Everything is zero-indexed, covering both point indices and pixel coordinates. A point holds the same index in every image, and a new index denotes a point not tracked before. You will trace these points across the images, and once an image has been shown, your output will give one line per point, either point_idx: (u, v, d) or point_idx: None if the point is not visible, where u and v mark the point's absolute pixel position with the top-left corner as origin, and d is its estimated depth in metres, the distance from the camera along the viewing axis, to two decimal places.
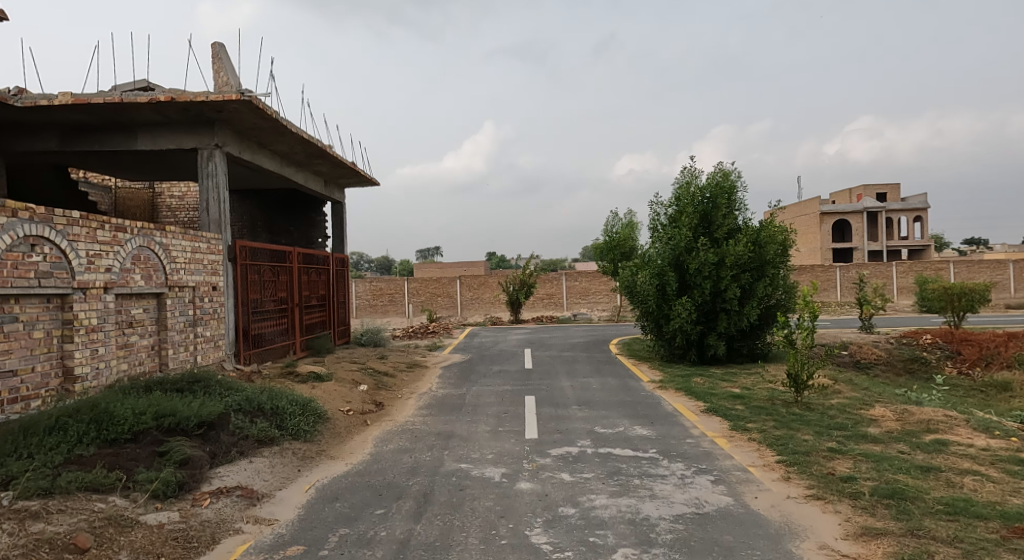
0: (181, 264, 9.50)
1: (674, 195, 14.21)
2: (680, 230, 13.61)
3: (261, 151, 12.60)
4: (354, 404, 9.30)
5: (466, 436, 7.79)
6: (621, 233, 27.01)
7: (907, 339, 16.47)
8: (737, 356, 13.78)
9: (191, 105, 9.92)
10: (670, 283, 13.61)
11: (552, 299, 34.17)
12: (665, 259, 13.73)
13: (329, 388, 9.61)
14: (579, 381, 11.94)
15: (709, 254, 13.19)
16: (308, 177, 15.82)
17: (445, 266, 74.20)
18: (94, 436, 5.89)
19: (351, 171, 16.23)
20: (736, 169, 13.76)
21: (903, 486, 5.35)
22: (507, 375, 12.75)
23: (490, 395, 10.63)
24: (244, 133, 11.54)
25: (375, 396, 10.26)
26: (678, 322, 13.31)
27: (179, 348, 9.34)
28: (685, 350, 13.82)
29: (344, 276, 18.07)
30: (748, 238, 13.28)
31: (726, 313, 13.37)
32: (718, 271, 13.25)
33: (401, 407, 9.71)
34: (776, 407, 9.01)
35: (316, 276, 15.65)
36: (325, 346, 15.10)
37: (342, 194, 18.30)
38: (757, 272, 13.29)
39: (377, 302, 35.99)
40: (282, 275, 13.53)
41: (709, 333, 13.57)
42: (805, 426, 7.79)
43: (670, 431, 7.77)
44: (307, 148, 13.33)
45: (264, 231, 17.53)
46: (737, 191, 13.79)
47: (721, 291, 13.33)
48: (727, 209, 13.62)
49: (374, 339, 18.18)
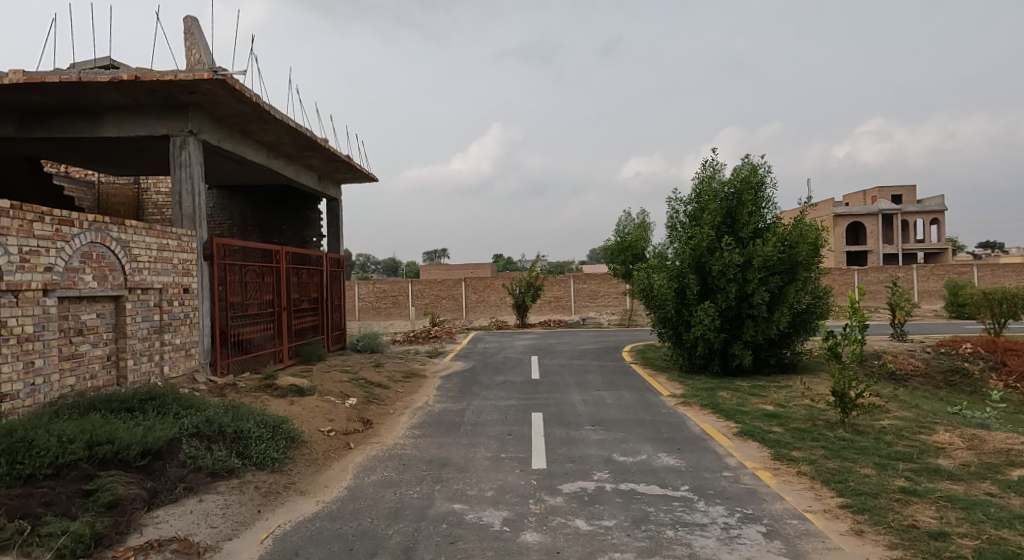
0: (145, 264, 8.43)
1: (694, 191, 13.09)
2: (702, 229, 12.47)
3: (245, 140, 11.53)
4: (338, 423, 8.22)
5: (463, 465, 6.67)
6: (632, 234, 25.88)
7: (945, 348, 15.31)
8: (764, 367, 12.62)
9: (158, 85, 8.85)
10: (691, 286, 12.47)
11: (560, 302, 33.05)
12: (685, 260, 12.58)
13: (310, 403, 8.52)
14: (592, 395, 10.81)
15: (734, 254, 12.04)
16: (301, 171, 14.76)
17: (451, 268, 73.27)
18: (2, 472, 4.81)
19: (347, 165, 15.16)
20: (763, 163, 12.65)
21: (1015, 549, 4.20)
22: (513, 387, 11.62)
23: (492, 411, 9.51)
24: (224, 120, 10.48)
25: (363, 412, 9.16)
26: (700, 329, 12.14)
27: (141, 359, 8.26)
28: (707, 361, 12.66)
29: (340, 278, 17.01)
30: (777, 237, 12.14)
31: (753, 320, 12.19)
32: (745, 274, 12.10)
33: (391, 426, 8.62)
34: (821, 431, 7.84)
35: (307, 277, 14.57)
36: (316, 353, 14.01)
37: (338, 191, 17.26)
38: (787, 274, 12.13)
39: (380, 304, 34.98)
40: (269, 276, 12.44)
41: (733, 342, 12.41)
42: (861, 456, 6.65)
43: (703, 461, 6.63)
44: (296, 137, 12.26)
45: (255, 230, 16.95)
46: (764, 186, 12.68)
47: (748, 295, 12.15)
48: (753, 206, 12.48)
49: (371, 345, 17.09)
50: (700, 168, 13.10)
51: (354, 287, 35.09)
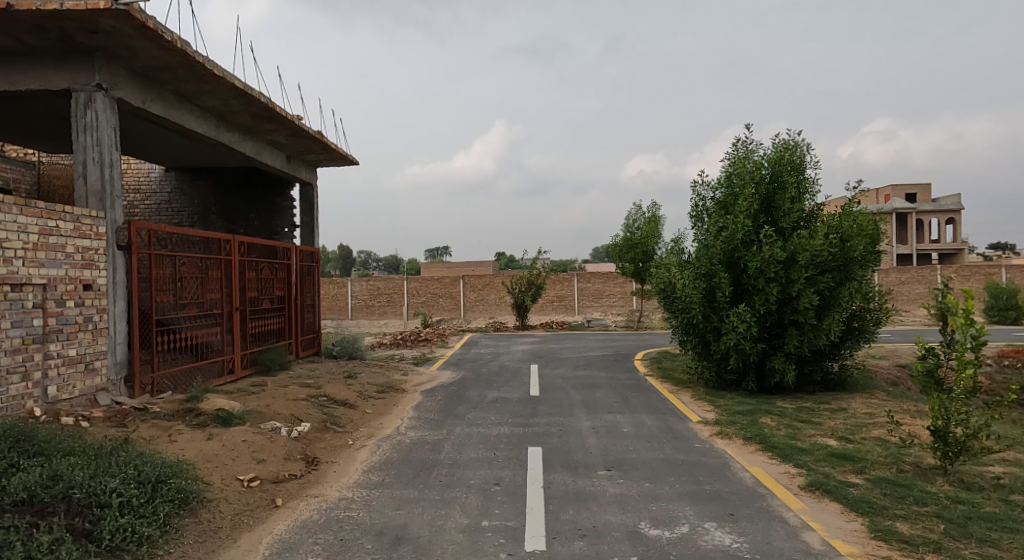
0: (16, 253, 6.38)
1: (725, 174, 11.11)
2: (736, 218, 10.47)
3: (183, 104, 9.46)
4: (269, 465, 6.16)
5: (425, 544, 4.64)
6: (642, 230, 23.66)
7: (1010, 360, 13.22)
8: (807, 385, 10.61)
9: (45, 20, 6.79)
10: (722, 287, 10.42)
11: (563, 302, 31.00)
12: (715, 255, 10.56)
13: (236, 436, 6.47)
14: (605, 420, 8.75)
15: (775, 249, 10.01)
16: (264, 150, 12.69)
17: (451, 266, 71.30)
18: None
19: (318, 143, 13.07)
20: (808, 142, 10.74)
21: None
22: (506, 408, 9.54)
23: (477, 445, 7.45)
24: (149, 76, 8.42)
25: (310, 447, 7.11)
26: (734, 339, 10.09)
27: (8, 379, 6.22)
28: (739, 377, 10.63)
29: (314, 275, 14.95)
30: (826, 229, 10.13)
31: (798, 329, 10.13)
32: (788, 272, 10.06)
33: (343, 467, 6.58)
34: (920, 485, 5.78)
35: (271, 273, 12.51)
36: (276, 361, 11.95)
37: (312, 175, 15.19)
38: (839, 274, 10.07)
39: (374, 303, 32.98)
40: (217, 271, 10.36)
41: (772, 354, 10.36)
42: (1000, 534, 4.62)
43: (772, 542, 4.58)
44: (249, 105, 10.16)
45: (217, 219, 14.90)
46: (807, 168, 10.77)
47: (791, 298, 10.10)
48: (797, 191, 10.53)
49: (348, 350, 15.07)
50: (732, 148, 11.16)
51: (347, 285, 33.04)
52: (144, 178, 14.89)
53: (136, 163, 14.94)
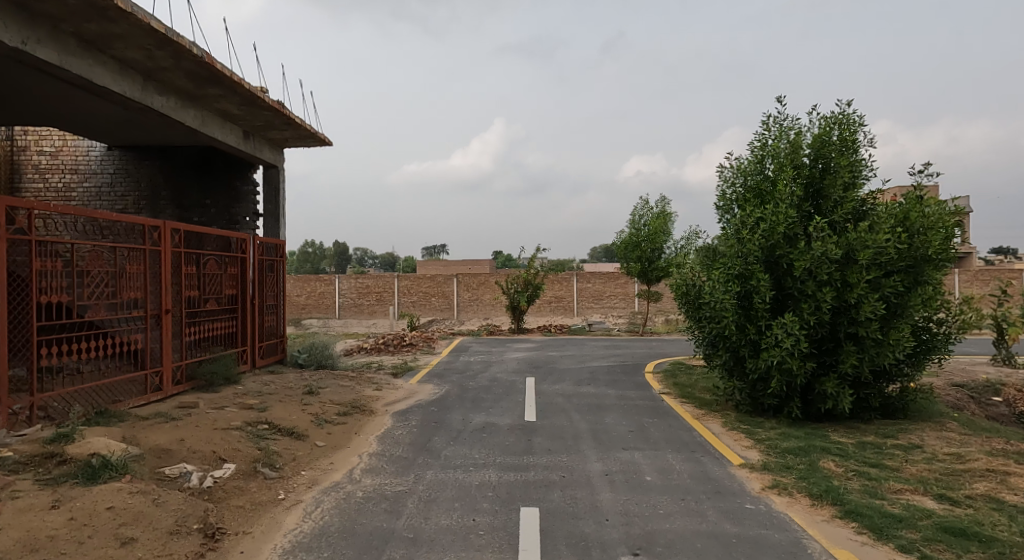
0: None
1: (758, 156, 9.20)
2: (777, 208, 8.52)
3: (91, 53, 7.49)
4: (139, 548, 4.17)
5: None
6: (650, 226, 21.65)
7: None
8: (863, 412, 8.72)
9: None
10: (761, 292, 8.45)
11: (561, 302, 29.12)
12: (751, 253, 8.58)
13: (104, 499, 4.53)
14: (621, 461, 6.80)
15: (829, 245, 8.05)
16: (214, 123, 10.69)
17: (448, 264, 69.37)
18: None
19: (279, 116, 11.07)
20: (862, 116, 8.83)
21: None
22: (495, 441, 7.58)
23: (452, 505, 5.51)
24: (31, 10, 6.45)
25: (220, 510, 5.15)
26: (778, 356, 8.15)
27: None
28: (781, 402, 8.73)
29: (277, 271, 12.97)
30: (891, 219, 8.17)
31: (856, 344, 8.21)
32: (845, 273, 8.12)
33: (256, 544, 4.62)
34: None
35: (218, 268, 10.52)
36: (221, 374, 9.92)
37: (276, 156, 13.20)
38: (908, 277, 8.11)
39: (362, 302, 31.06)
40: (139, 266, 8.40)
41: (823, 375, 8.44)
42: None
43: None
44: (181, 61, 8.18)
45: (166, 205, 12.93)
46: (860, 148, 8.84)
47: (848, 307, 8.16)
48: (851, 174, 8.60)
49: (316, 358, 13.14)
50: (765, 123, 9.26)
51: (335, 282, 31.08)
52: (82, 158, 12.88)
53: (73, 140, 12.91)
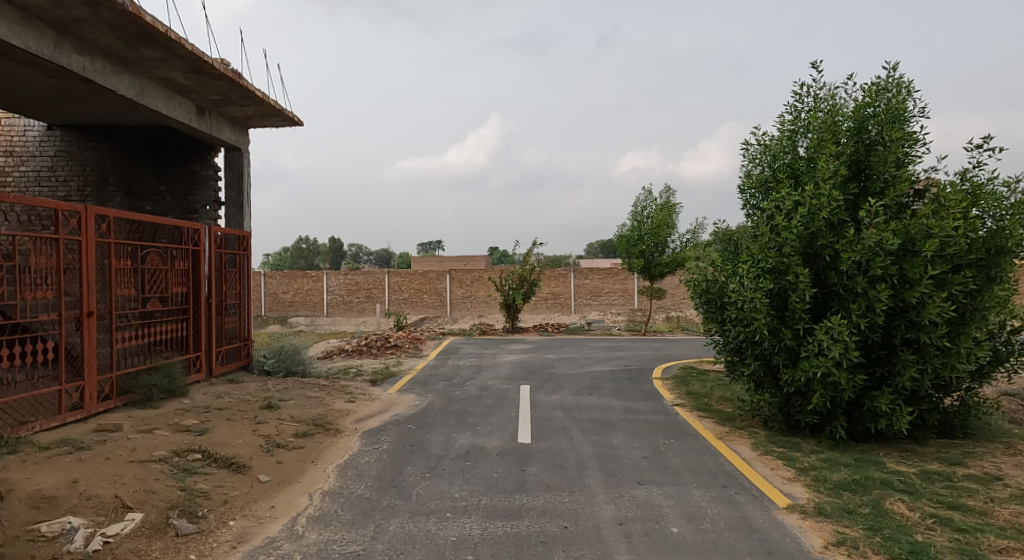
0: None
1: (790, 131, 7.84)
2: (818, 190, 7.14)
3: None
4: None
5: None
6: (653, 219, 20.22)
7: None
8: (918, 432, 7.37)
9: None
10: (799, 290, 7.08)
11: (558, 299, 27.75)
12: (788, 244, 7.20)
13: None
14: (639, 503, 5.40)
15: (885, 233, 6.66)
16: (159, 94, 9.22)
17: (442, 260, 67.92)
18: None
19: (235, 87, 9.60)
20: (915, 82, 7.46)
21: None
22: (482, 473, 6.17)
23: None
24: None
25: None
26: (822, 367, 6.79)
27: None
28: (822, 420, 7.37)
29: (241, 265, 11.48)
30: (959, 203, 6.78)
31: (915, 352, 6.85)
32: (903, 267, 6.74)
33: None
34: None
35: (163, 262, 9.06)
36: (163, 386, 8.48)
37: (239, 136, 11.73)
38: (977, 271, 6.75)
39: (352, 299, 29.63)
40: (53, 258, 6.97)
41: (874, 388, 7.08)
42: None
43: None
44: (99, 10, 6.74)
45: (115, 191, 11.50)
46: (914, 119, 7.42)
47: (907, 306, 6.78)
48: (904, 151, 7.24)
49: (286, 363, 11.73)
50: (798, 93, 7.88)
51: (322, 278, 29.64)
52: (19, 139, 11.42)
53: (8, 118, 11.46)
